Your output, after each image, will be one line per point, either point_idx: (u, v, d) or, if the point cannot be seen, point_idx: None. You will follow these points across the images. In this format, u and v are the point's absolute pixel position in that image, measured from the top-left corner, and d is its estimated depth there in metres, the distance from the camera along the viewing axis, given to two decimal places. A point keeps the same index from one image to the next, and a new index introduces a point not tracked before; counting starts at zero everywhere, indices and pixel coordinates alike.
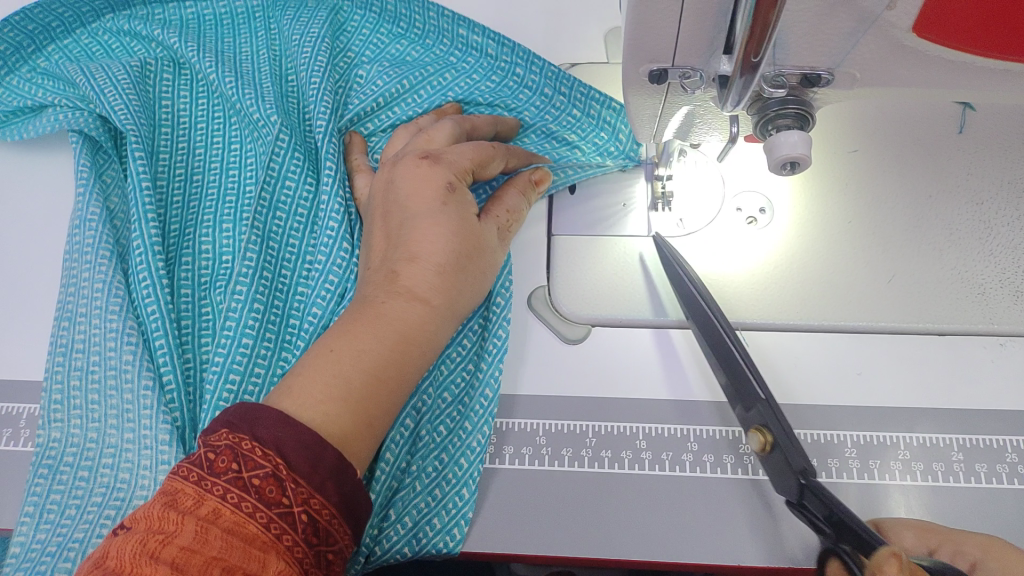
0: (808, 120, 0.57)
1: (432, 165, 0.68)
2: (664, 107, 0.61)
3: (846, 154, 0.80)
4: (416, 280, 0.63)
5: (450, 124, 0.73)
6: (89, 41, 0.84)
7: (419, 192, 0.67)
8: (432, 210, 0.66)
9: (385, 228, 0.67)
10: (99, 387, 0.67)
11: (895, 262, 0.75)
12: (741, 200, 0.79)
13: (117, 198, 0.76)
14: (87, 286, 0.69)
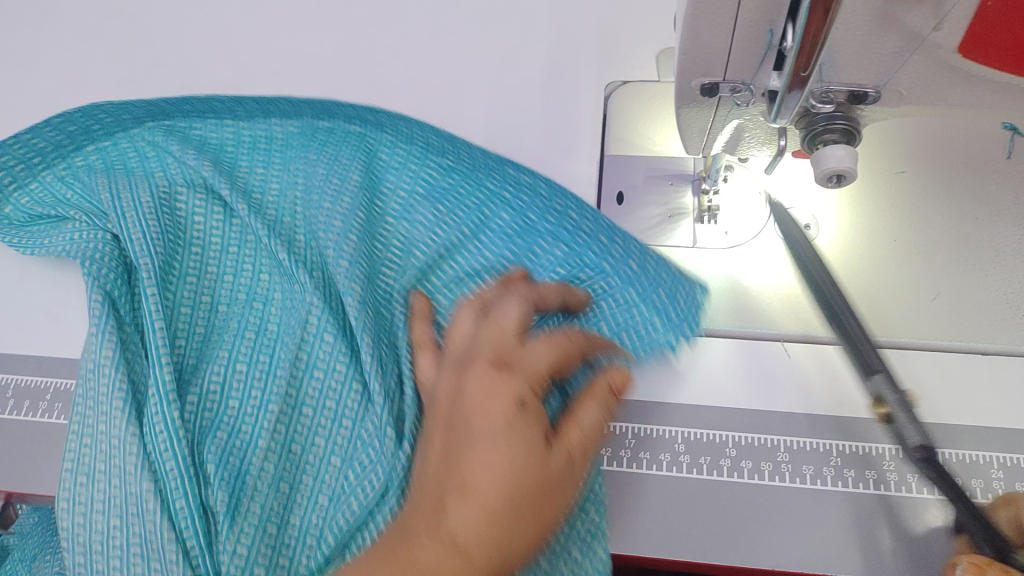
0: (854, 136, 0.59)
1: (503, 370, 0.55)
2: (713, 121, 0.64)
3: (894, 174, 0.82)
4: (478, 471, 0.51)
5: (520, 303, 0.60)
6: (81, 163, 0.75)
7: (487, 403, 0.53)
8: (497, 434, 0.52)
9: (446, 441, 0.54)
10: (121, 516, 0.59)
11: (939, 279, 0.76)
12: (788, 216, 0.80)
13: (133, 328, 0.64)
14: (104, 441, 0.60)
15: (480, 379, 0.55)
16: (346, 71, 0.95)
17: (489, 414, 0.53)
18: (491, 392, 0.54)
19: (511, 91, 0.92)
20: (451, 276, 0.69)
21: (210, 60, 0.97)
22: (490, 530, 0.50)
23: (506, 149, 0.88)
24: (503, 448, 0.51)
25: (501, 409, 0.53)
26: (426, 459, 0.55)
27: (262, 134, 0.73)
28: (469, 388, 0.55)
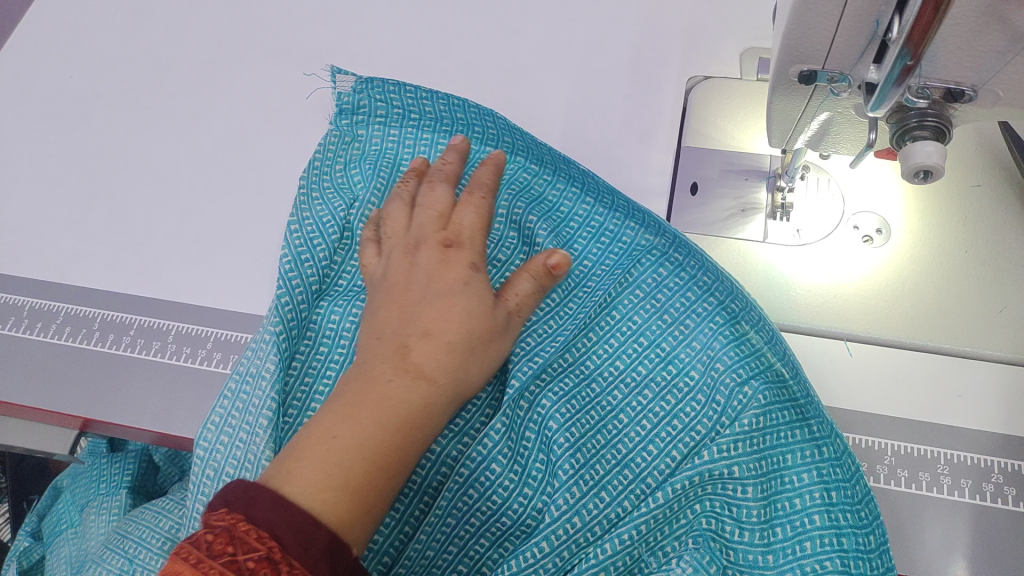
0: (945, 134, 0.60)
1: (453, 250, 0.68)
2: (804, 110, 0.65)
3: (970, 187, 0.82)
4: (440, 319, 0.64)
5: (462, 200, 0.70)
6: (342, 152, 0.80)
7: (440, 277, 0.66)
8: (451, 292, 0.65)
9: (399, 307, 0.66)
10: (230, 432, 0.69)
11: (1008, 294, 0.77)
12: (859, 218, 0.81)
13: (290, 302, 0.71)
14: (253, 375, 0.69)
15: (429, 256, 0.68)
16: (437, 46, 0.98)
17: (452, 275, 0.67)
18: (445, 268, 0.67)
19: (596, 78, 0.94)
20: (659, 420, 0.69)
21: (308, 25, 1.01)
22: (450, 360, 0.62)
23: (586, 133, 0.91)
24: (452, 298, 0.65)
25: (459, 272, 0.67)
26: (377, 308, 0.67)
27: (620, 229, 0.74)
28: (421, 263, 0.68)
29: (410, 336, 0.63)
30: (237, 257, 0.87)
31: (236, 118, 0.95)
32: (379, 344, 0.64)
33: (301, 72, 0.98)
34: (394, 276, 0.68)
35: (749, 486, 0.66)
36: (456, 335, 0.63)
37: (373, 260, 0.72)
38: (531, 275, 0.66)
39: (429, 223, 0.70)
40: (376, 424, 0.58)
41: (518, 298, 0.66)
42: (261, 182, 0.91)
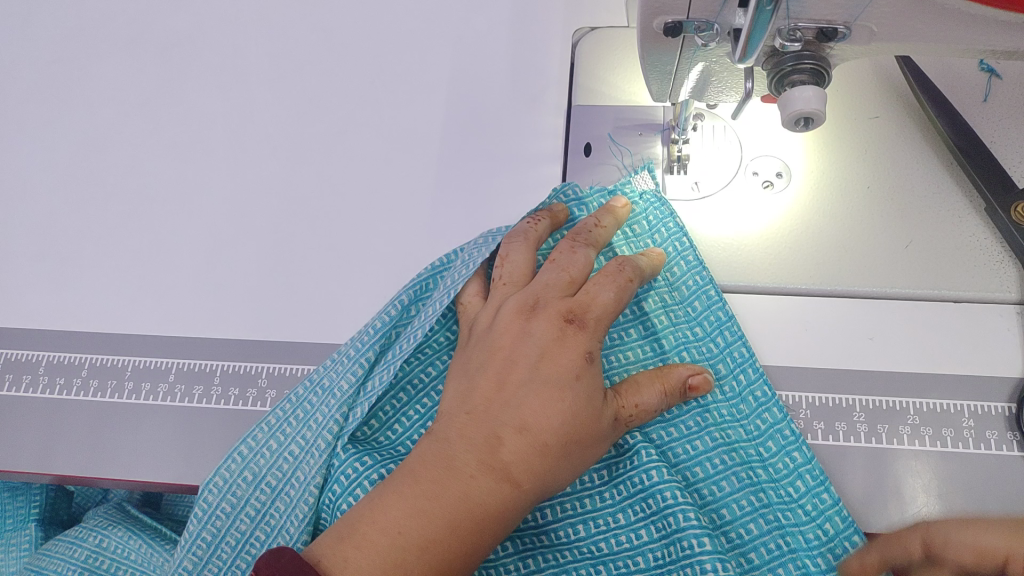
0: (824, 77, 0.57)
1: (576, 333, 0.61)
2: (679, 63, 0.60)
3: (866, 119, 0.79)
4: (536, 409, 0.59)
5: (585, 260, 0.64)
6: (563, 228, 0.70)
7: (554, 360, 0.60)
8: (562, 380, 0.59)
9: (495, 385, 0.60)
10: (285, 441, 0.66)
11: (912, 227, 0.74)
12: (758, 164, 0.78)
13: (374, 324, 0.66)
14: (336, 377, 0.66)
15: (548, 331, 0.61)
16: (306, 20, 0.92)
17: (560, 366, 0.60)
18: (563, 347, 0.61)
19: (477, 39, 0.88)
20: (721, 470, 0.63)
21: (167, 10, 0.94)
22: (542, 463, 0.57)
23: (470, 101, 0.85)
24: (559, 394, 0.59)
25: (574, 360, 0.60)
26: (480, 368, 0.62)
27: (670, 244, 0.69)
28: (537, 334, 0.61)
29: (503, 429, 0.58)
30: (107, 272, 0.81)
31: (96, 121, 0.89)
32: (468, 426, 0.59)
33: (163, 63, 0.91)
34: (496, 343, 0.62)
35: (824, 549, 0.60)
36: (551, 436, 0.58)
37: (476, 302, 0.67)
38: (666, 392, 0.61)
39: (555, 288, 0.63)
40: (456, 496, 0.55)
41: (637, 409, 0.60)
42: (127, 188, 0.85)
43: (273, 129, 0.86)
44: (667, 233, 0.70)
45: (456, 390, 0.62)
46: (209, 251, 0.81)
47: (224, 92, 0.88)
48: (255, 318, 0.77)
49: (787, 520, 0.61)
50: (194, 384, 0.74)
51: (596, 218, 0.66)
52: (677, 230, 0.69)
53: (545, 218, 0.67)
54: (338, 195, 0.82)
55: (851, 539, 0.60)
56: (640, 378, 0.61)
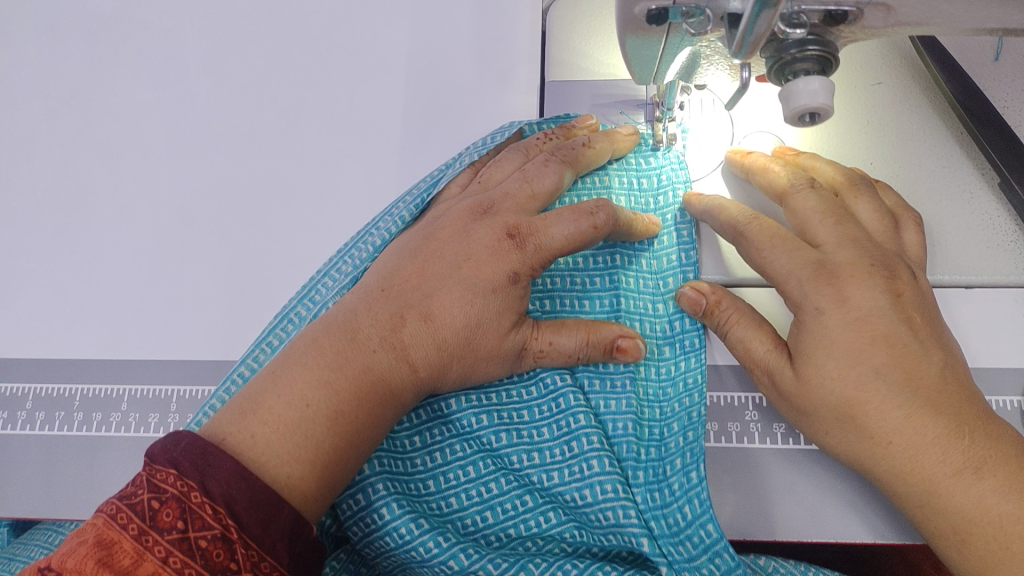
0: (831, 64, 0.49)
1: (514, 248, 0.58)
2: (664, 47, 0.53)
3: (868, 87, 0.72)
4: (447, 305, 0.57)
5: (558, 173, 0.61)
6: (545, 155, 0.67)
7: (479, 266, 0.58)
8: (478, 287, 0.57)
9: (421, 274, 0.58)
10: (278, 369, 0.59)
11: (920, 206, 0.68)
12: (751, 142, 0.71)
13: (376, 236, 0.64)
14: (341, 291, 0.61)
15: (486, 234, 0.59)
16: None
17: (483, 273, 0.58)
18: (495, 256, 0.58)
19: (436, 5, 0.80)
20: (622, 435, 0.59)
21: None
22: (437, 357, 0.56)
23: (432, 78, 0.77)
24: (472, 297, 0.57)
25: (498, 272, 0.58)
26: (411, 253, 0.60)
27: (672, 252, 0.65)
28: (474, 236, 0.60)
29: (409, 312, 0.56)
30: (41, 289, 0.74)
31: (18, 116, 0.80)
32: (378, 302, 0.57)
33: (88, 46, 0.82)
34: (443, 232, 0.61)
35: (678, 540, 0.56)
36: (452, 334, 0.56)
37: (455, 191, 0.66)
38: (588, 343, 0.58)
39: (514, 196, 0.61)
40: (356, 382, 0.53)
41: (549, 347, 0.58)
42: (58, 192, 0.77)
43: (215, 119, 0.77)
44: (665, 223, 0.67)
45: (381, 267, 0.60)
46: (152, 260, 0.74)
47: (158, 78, 0.80)
48: (209, 336, 0.71)
49: (652, 503, 0.57)
50: (148, 412, 0.69)
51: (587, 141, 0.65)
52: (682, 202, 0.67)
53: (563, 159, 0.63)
54: (290, 192, 0.74)
55: (708, 530, 0.56)
56: (568, 321, 0.59)
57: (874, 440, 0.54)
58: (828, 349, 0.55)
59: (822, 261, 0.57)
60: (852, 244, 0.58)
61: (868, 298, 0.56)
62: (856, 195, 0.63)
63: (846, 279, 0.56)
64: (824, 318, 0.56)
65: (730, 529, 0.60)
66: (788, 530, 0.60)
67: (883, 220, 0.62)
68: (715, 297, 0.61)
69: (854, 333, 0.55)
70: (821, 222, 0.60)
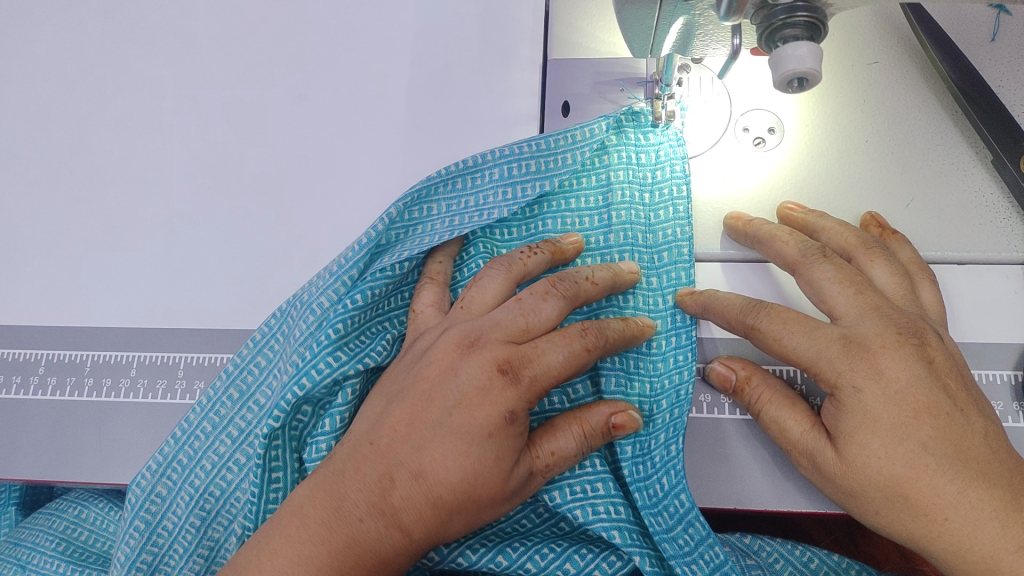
0: (819, 30, 0.51)
1: (509, 387, 0.55)
2: (659, 16, 0.54)
3: (865, 66, 0.73)
4: (439, 459, 0.54)
5: (554, 307, 0.58)
6: (538, 152, 0.66)
7: (472, 411, 0.54)
8: (470, 434, 0.54)
9: (405, 429, 0.55)
10: (265, 365, 0.67)
11: (914, 184, 0.69)
12: (748, 120, 0.72)
13: (356, 246, 0.63)
14: (322, 301, 0.63)
15: (476, 375, 0.55)
16: None
17: (475, 420, 0.54)
18: (484, 400, 0.54)
19: None
20: None
21: None
22: (434, 517, 0.54)
23: (436, 58, 0.79)
24: (467, 449, 0.54)
25: (490, 418, 0.54)
26: (399, 398, 0.57)
27: (669, 226, 0.67)
28: (463, 375, 0.56)
29: (400, 471, 0.54)
30: (56, 260, 0.76)
31: (36, 94, 0.83)
32: (366, 460, 0.54)
33: (105, 26, 0.84)
34: (424, 373, 0.57)
35: (656, 511, 0.59)
36: (446, 491, 0.53)
37: (429, 311, 0.63)
38: (586, 436, 0.57)
39: (502, 328, 0.57)
40: (352, 474, 0.54)
41: (553, 458, 0.56)
42: (73, 167, 0.79)
43: (226, 98, 0.79)
44: (661, 198, 0.68)
45: (370, 414, 0.58)
46: (163, 233, 0.76)
47: (171, 57, 0.82)
48: (218, 306, 0.72)
49: (635, 476, 0.60)
50: (156, 378, 0.71)
51: (588, 274, 0.60)
52: (679, 176, 0.68)
53: (544, 250, 0.62)
54: (297, 168, 0.76)
55: (681, 500, 0.59)
56: (557, 422, 0.58)
57: (929, 518, 0.51)
58: (871, 428, 0.52)
59: (848, 335, 0.55)
60: (876, 314, 0.56)
61: (904, 369, 0.53)
62: (871, 257, 0.62)
63: (878, 351, 0.53)
64: (862, 396, 0.53)
65: (720, 495, 0.61)
66: (778, 497, 0.61)
67: (901, 282, 0.61)
68: (743, 373, 0.60)
69: (896, 409, 0.52)
70: (840, 293, 0.57)
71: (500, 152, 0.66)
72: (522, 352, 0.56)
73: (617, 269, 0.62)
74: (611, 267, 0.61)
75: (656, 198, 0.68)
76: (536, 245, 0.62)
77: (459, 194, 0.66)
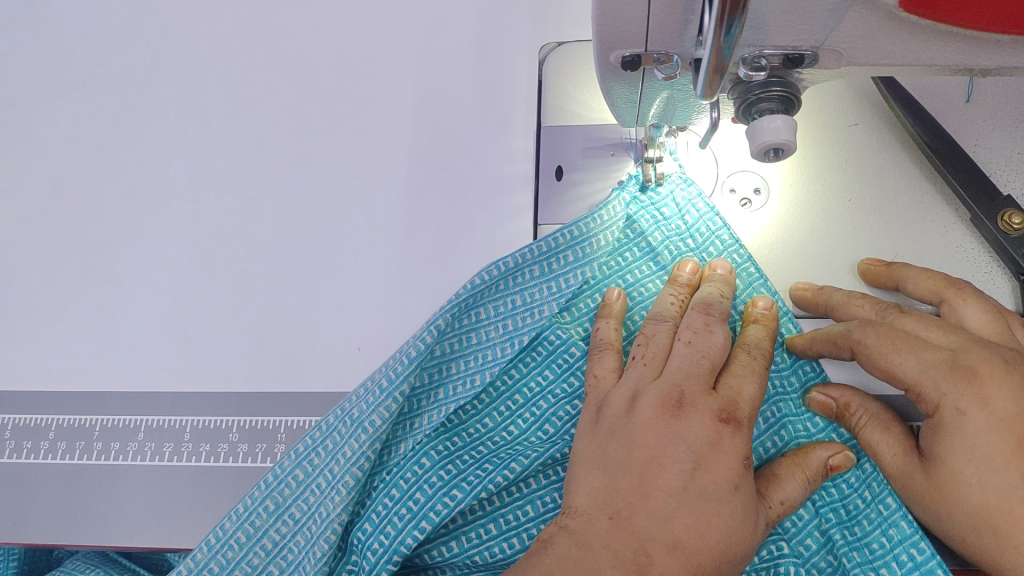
0: (793, 103, 0.54)
1: (734, 432, 0.56)
2: (642, 92, 0.57)
3: (846, 128, 0.76)
4: (693, 526, 0.54)
5: (720, 332, 0.59)
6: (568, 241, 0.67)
7: (710, 462, 0.55)
8: (720, 492, 0.54)
9: (644, 500, 0.55)
10: (306, 480, 0.67)
11: (897, 241, 0.71)
12: (735, 181, 0.75)
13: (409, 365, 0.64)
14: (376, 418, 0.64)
15: (704, 430, 0.55)
16: (259, 47, 0.88)
17: (717, 475, 0.54)
18: (719, 454, 0.55)
19: (439, 60, 0.85)
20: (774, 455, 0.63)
21: (118, 44, 0.90)
22: None
23: (435, 126, 0.82)
24: (715, 507, 0.54)
25: (732, 469, 0.55)
26: (619, 467, 0.57)
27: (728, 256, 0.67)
28: (689, 435, 0.55)
29: (654, 546, 0.53)
30: (68, 327, 0.79)
31: (52, 167, 0.86)
32: (614, 534, 0.54)
33: (117, 100, 0.88)
34: (637, 443, 0.57)
35: (858, 545, 0.61)
36: (706, 557, 0.53)
37: (610, 377, 0.62)
38: (808, 480, 0.58)
39: (697, 376, 0.57)
40: (600, 549, 0.53)
41: (783, 506, 0.57)
42: (86, 235, 0.82)
43: (233, 167, 0.83)
44: (704, 237, 0.68)
45: None
46: (174, 299, 0.78)
47: (180, 130, 0.85)
48: (226, 369, 0.75)
49: (836, 518, 0.62)
50: (163, 441, 0.72)
51: (720, 292, 0.62)
52: (708, 212, 0.68)
53: (685, 292, 0.64)
54: (303, 234, 0.79)
55: (890, 535, 0.60)
56: (779, 469, 0.59)
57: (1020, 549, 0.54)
58: (969, 457, 0.55)
59: (955, 358, 0.56)
60: (979, 344, 0.58)
61: (1012, 399, 0.55)
62: (963, 296, 0.65)
63: (985, 377, 0.55)
64: (967, 421, 0.55)
65: None
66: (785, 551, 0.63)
67: (995, 321, 0.64)
68: (843, 399, 0.62)
69: (1000, 439, 0.54)
70: (932, 335, 0.60)
71: (536, 250, 0.67)
72: (726, 397, 0.57)
73: (716, 277, 0.64)
74: (718, 278, 0.64)
75: (699, 239, 0.68)
76: (674, 289, 0.64)
77: (504, 294, 0.68)
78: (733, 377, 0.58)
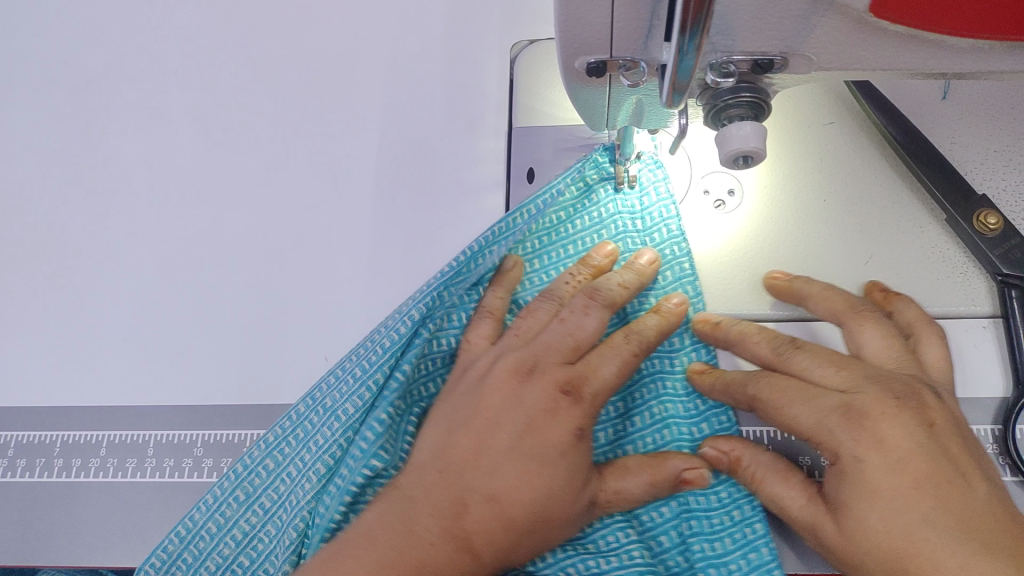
0: (763, 109, 0.52)
1: (575, 405, 0.58)
2: (610, 97, 0.55)
3: (821, 127, 0.75)
4: (512, 483, 0.57)
5: (598, 315, 0.59)
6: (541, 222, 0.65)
7: (542, 431, 0.58)
8: (546, 455, 0.57)
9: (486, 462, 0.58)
10: (274, 466, 0.65)
11: (872, 242, 0.70)
12: (709, 182, 0.73)
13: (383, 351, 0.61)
14: (349, 406, 0.62)
15: (540, 399, 0.58)
16: (224, 48, 0.86)
17: (546, 440, 0.57)
18: (553, 421, 0.58)
19: (409, 59, 0.83)
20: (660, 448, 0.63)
21: (78, 45, 0.88)
22: (504, 539, 0.56)
23: (404, 128, 0.80)
24: (539, 470, 0.57)
25: (560, 437, 0.57)
26: (463, 426, 0.59)
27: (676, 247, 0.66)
28: (529, 399, 0.59)
29: (473, 496, 0.57)
30: (27, 340, 0.77)
31: (10, 173, 0.83)
32: (435, 488, 0.57)
33: (77, 104, 0.85)
34: (483, 403, 0.60)
35: (718, 562, 0.60)
36: (521, 515, 0.56)
37: (483, 345, 0.63)
38: (656, 484, 0.58)
39: (556, 350, 0.59)
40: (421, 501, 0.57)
41: (616, 495, 0.59)
42: (45, 245, 0.80)
43: (197, 172, 0.80)
44: (653, 221, 0.67)
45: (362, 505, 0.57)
46: (136, 310, 0.76)
47: (141, 134, 0.83)
48: (191, 380, 0.73)
49: (721, 523, 0.60)
50: (126, 457, 0.70)
51: (619, 277, 0.61)
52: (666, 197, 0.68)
53: (586, 275, 0.63)
54: (269, 241, 0.77)
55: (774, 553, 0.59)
56: (636, 464, 0.59)
57: None
58: (871, 499, 0.52)
59: (847, 402, 0.54)
60: (868, 381, 0.56)
61: (902, 436, 0.53)
62: (860, 322, 0.63)
63: (878, 418, 0.53)
64: (865, 466, 0.52)
65: None
66: None
67: (892, 345, 0.62)
68: (733, 454, 0.60)
69: (900, 478, 0.52)
70: (825, 375, 0.57)
71: None
72: (579, 370, 0.59)
73: (637, 265, 0.62)
74: (633, 266, 0.62)
75: (648, 222, 0.67)
76: (576, 270, 0.63)
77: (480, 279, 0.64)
78: (601, 356, 0.59)
